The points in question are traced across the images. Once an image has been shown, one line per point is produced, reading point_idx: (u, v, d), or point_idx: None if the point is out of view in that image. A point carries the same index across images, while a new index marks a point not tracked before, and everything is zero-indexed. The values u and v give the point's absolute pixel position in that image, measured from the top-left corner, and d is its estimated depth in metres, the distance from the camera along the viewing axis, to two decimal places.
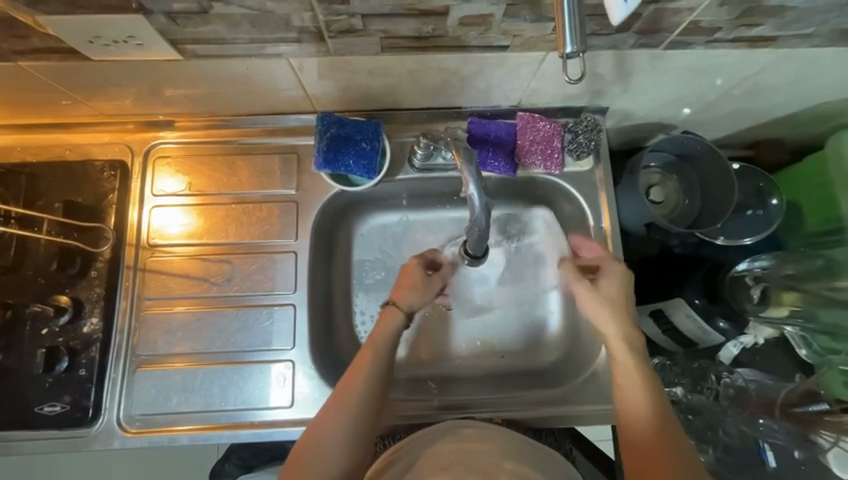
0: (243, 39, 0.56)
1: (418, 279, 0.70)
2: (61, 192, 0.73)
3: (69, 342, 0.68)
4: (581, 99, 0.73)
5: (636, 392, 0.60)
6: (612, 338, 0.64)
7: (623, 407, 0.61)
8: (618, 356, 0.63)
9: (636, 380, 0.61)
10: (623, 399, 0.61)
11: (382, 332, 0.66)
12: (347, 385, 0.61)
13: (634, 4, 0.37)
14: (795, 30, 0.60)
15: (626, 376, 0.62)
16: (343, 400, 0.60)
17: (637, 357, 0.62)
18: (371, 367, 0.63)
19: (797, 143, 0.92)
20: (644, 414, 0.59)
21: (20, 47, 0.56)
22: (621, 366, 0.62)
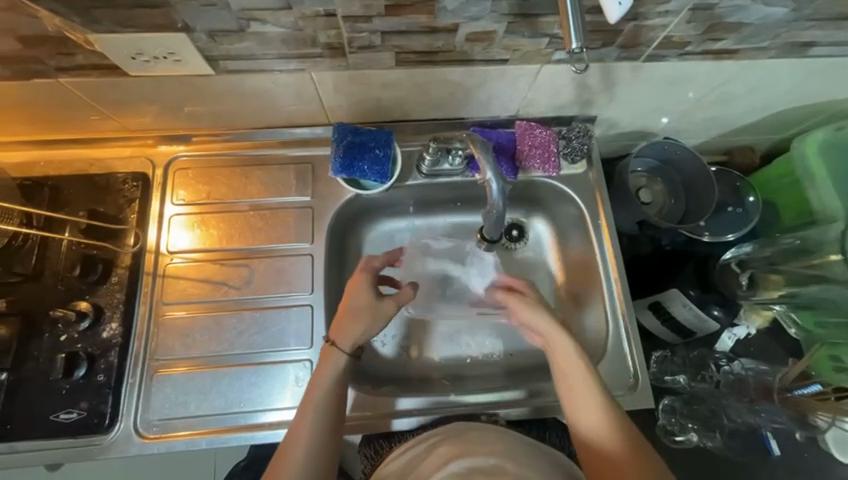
0: (272, 54, 0.63)
1: (366, 303, 0.68)
2: (84, 203, 0.76)
3: (88, 348, 0.69)
4: (573, 109, 0.81)
5: (584, 404, 0.62)
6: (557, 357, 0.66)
7: (580, 424, 0.62)
8: (570, 374, 0.64)
9: (586, 396, 0.62)
10: (578, 415, 0.62)
11: (325, 373, 0.65)
12: (290, 444, 0.60)
13: (627, 5, 0.44)
14: (754, 43, 0.69)
15: (576, 390, 0.63)
16: (285, 462, 0.59)
17: (587, 370, 0.64)
18: (316, 419, 0.61)
19: (766, 148, 1.01)
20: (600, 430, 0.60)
21: (65, 64, 0.62)
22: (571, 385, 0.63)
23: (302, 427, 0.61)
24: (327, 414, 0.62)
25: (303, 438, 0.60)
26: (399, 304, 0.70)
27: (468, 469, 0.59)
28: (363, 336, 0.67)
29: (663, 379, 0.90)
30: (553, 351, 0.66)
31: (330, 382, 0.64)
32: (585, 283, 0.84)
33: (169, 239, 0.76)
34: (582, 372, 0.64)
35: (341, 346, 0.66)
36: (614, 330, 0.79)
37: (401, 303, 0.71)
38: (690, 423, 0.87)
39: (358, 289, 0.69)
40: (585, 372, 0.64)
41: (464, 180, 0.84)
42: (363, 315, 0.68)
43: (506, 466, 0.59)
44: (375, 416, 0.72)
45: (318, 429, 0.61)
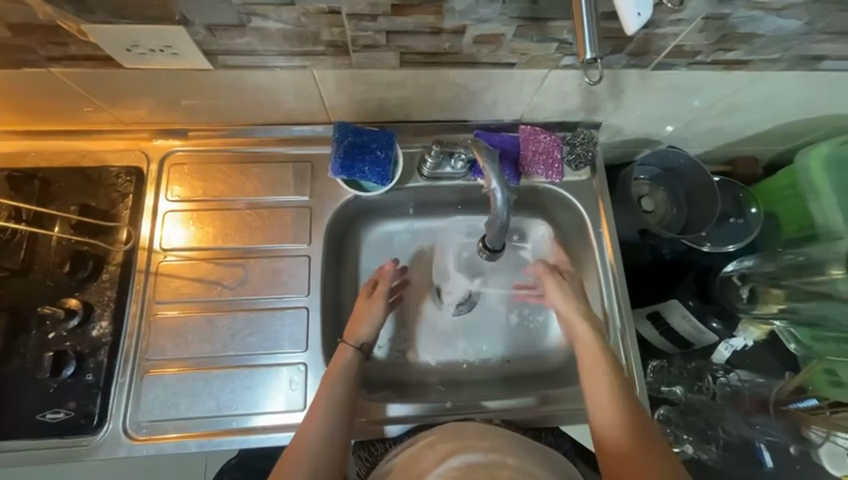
0: (273, 51, 0.61)
1: (363, 307, 0.74)
2: (76, 196, 0.73)
3: (76, 346, 0.67)
4: (578, 115, 0.80)
5: (599, 383, 0.65)
6: (579, 339, 0.70)
7: (593, 402, 0.64)
8: (588, 354, 0.68)
9: (602, 376, 0.65)
10: (592, 394, 0.64)
11: (340, 364, 0.67)
12: (308, 424, 0.61)
13: (646, 18, 0.44)
14: (765, 55, 0.68)
15: (591, 370, 0.66)
16: (302, 444, 0.59)
17: (604, 352, 0.68)
18: (335, 404, 0.63)
19: (770, 159, 1.00)
20: (612, 410, 0.62)
21: (58, 53, 0.59)
22: (590, 367, 0.67)
23: (319, 410, 0.62)
24: (346, 400, 0.64)
25: (320, 418, 0.61)
26: (382, 297, 0.75)
27: (468, 464, 0.57)
28: (365, 333, 0.72)
29: (660, 389, 0.90)
30: (575, 333, 0.71)
31: (348, 369, 0.67)
32: (584, 291, 0.84)
33: (162, 236, 0.75)
34: (601, 353, 0.68)
35: (349, 341, 0.70)
36: (612, 339, 0.78)
37: (382, 293, 0.76)
38: (686, 435, 0.87)
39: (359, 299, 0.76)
40: (600, 353, 0.68)
41: (465, 184, 0.82)
42: (363, 314, 0.73)
43: (506, 461, 0.58)
44: (370, 422, 0.71)
45: (336, 411, 0.62)
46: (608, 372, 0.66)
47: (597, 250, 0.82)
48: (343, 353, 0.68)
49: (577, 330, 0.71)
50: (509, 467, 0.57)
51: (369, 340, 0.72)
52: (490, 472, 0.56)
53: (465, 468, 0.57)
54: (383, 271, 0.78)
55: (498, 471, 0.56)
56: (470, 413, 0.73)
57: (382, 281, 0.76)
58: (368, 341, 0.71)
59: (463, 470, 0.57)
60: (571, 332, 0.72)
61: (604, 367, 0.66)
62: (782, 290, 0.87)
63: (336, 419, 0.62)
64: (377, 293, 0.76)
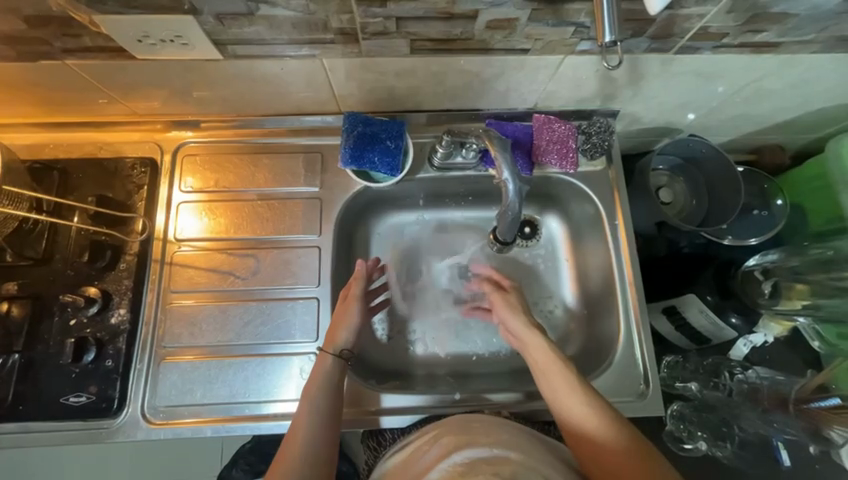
0: (283, 39, 0.60)
1: (339, 311, 0.71)
2: (93, 187, 0.75)
3: (96, 333, 0.70)
4: (594, 102, 0.77)
5: (562, 396, 0.62)
6: (534, 353, 0.66)
7: (564, 416, 0.61)
8: (544, 366, 0.65)
9: (563, 387, 0.62)
10: (559, 408, 0.62)
11: (319, 372, 0.65)
12: (290, 442, 0.59)
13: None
14: (797, 37, 0.64)
15: (552, 381, 0.63)
16: (285, 461, 0.58)
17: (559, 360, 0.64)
18: (312, 417, 0.61)
19: (798, 148, 0.96)
20: (585, 422, 0.59)
21: (71, 45, 0.60)
22: (548, 373, 0.64)
23: (302, 423, 0.61)
24: (325, 411, 0.62)
25: (300, 437, 0.59)
26: (357, 297, 0.71)
27: (472, 459, 0.57)
28: (343, 339, 0.69)
29: (674, 384, 0.89)
30: (531, 346, 0.67)
31: (326, 374, 0.65)
32: (599, 285, 0.82)
33: (176, 225, 0.76)
34: (555, 364, 0.64)
35: (327, 350, 0.67)
36: (625, 335, 0.76)
37: (357, 293, 0.72)
38: (700, 432, 0.85)
39: (339, 302, 0.74)
40: (556, 356, 0.65)
41: (477, 174, 0.81)
42: (340, 321, 0.70)
43: (510, 456, 0.57)
44: (378, 412, 0.72)
45: (315, 426, 0.61)
46: (570, 380, 0.62)
47: (609, 243, 0.80)
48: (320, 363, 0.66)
49: (527, 344, 0.68)
50: (513, 462, 0.56)
51: (349, 345, 0.69)
52: (494, 467, 0.55)
53: (467, 464, 0.56)
54: (358, 268, 0.74)
55: (502, 466, 0.55)
56: (478, 406, 0.73)
57: (358, 279, 0.73)
58: (346, 345, 0.69)
59: (466, 465, 0.56)
60: (524, 348, 0.68)
61: (566, 374, 0.63)
62: (805, 286, 0.85)
63: (309, 435, 0.60)
64: (349, 292, 0.72)
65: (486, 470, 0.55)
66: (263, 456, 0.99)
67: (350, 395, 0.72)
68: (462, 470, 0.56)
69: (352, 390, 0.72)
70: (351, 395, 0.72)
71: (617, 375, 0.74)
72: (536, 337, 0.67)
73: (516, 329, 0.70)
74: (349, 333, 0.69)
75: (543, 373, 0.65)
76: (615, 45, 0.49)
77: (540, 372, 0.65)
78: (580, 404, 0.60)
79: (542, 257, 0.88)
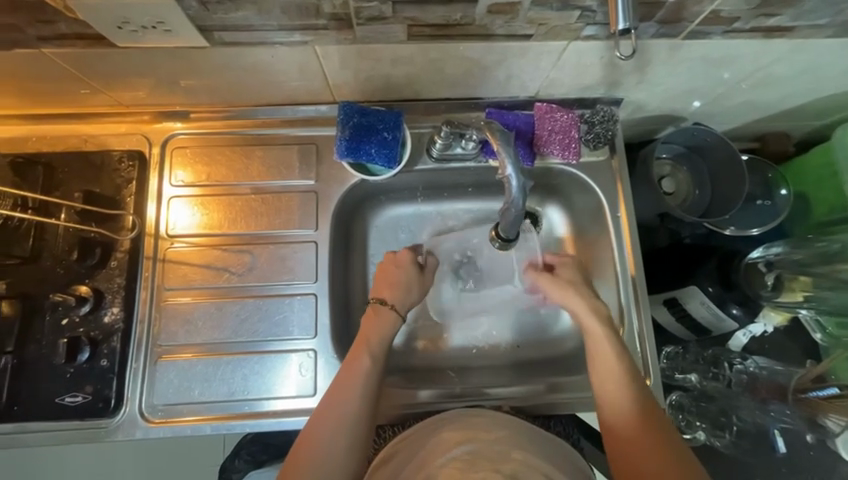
0: (272, 25, 0.57)
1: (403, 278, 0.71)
2: (80, 182, 0.72)
3: (89, 332, 0.68)
4: (598, 90, 0.74)
5: (619, 396, 0.60)
6: (603, 354, 0.63)
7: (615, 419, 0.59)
8: (606, 368, 0.62)
9: (626, 395, 0.60)
10: (609, 405, 0.60)
11: (372, 333, 0.66)
12: (314, 425, 0.59)
13: None
14: (811, 20, 0.62)
15: (615, 389, 0.61)
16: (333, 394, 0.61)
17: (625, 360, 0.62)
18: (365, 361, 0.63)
19: (804, 135, 0.94)
20: (629, 424, 0.58)
21: (47, 33, 0.56)
22: (614, 375, 0.61)
23: (337, 410, 0.60)
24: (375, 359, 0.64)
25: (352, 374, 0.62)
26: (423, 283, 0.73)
27: (472, 454, 0.57)
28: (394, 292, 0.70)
29: (673, 376, 0.90)
30: (597, 350, 0.64)
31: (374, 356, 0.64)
32: (598, 274, 0.81)
33: (169, 220, 0.74)
34: (620, 367, 0.62)
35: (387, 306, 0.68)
36: (627, 323, 0.76)
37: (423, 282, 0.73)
38: (698, 422, 0.87)
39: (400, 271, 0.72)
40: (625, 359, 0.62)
41: (476, 165, 0.79)
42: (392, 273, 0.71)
43: (511, 453, 0.57)
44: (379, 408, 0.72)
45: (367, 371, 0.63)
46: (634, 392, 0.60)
47: (614, 235, 0.79)
48: (381, 320, 0.67)
49: (596, 340, 0.64)
50: (513, 460, 0.56)
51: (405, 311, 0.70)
52: (496, 465, 0.55)
53: (468, 459, 0.56)
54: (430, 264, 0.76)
55: (503, 463, 0.55)
56: (478, 400, 0.73)
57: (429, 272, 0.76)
58: (402, 303, 0.70)
59: (466, 460, 0.56)
60: (594, 348, 0.64)
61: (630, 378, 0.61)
62: (807, 279, 0.83)
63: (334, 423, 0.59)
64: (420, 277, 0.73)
65: (486, 466, 0.54)
66: (265, 446, 0.96)
67: None
68: (462, 466, 0.55)
69: None
70: None
71: None
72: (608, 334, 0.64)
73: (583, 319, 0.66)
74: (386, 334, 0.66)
75: (607, 376, 0.62)
76: (628, 32, 0.50)
77: (603, 375, 0.62)
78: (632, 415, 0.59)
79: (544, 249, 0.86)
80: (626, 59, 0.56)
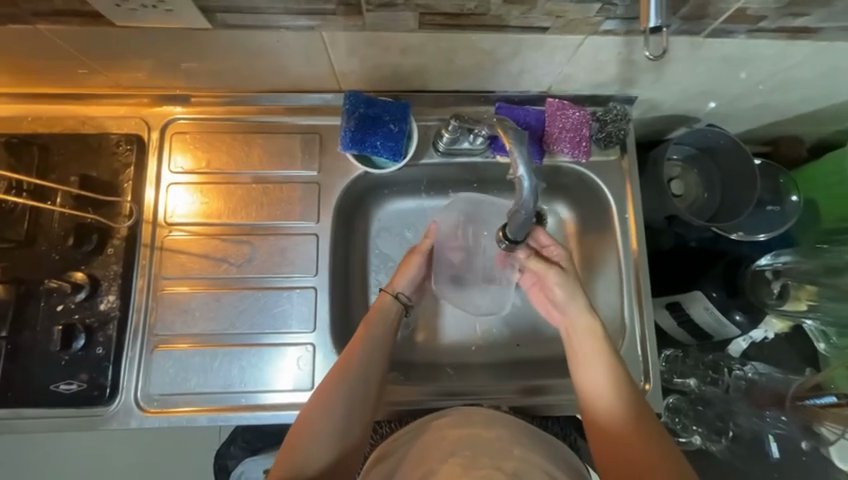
0: (278, 8, 0.54)
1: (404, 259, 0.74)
2: (75, 165, 0.70)
3: (85, 319, 0.67)
4: (611, 87, 0.72)
5: (593, 373, 0.64)
6: (574, 334, 0.67)
7: (587, 398, 0.64)
8: (580, 348, 0.66)
9: (599, 367, 0.64)
10: (584, 382, 0.65)
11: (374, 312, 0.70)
12: (305, 418, 0.61)
13: None
14: (838, 22, 0.60)
15: (588, 363, 0.65)
16: (337, 373, 0.64)
17: (599, 345, 0.65)
18: (369, 346, 0.66)
19: (818, 140, 0.92)
20: (610, 410, 0.62)
21: (42, 8, 0.54)
22: (582, 351, 0.66)
23: (336, 389, 0.62)
24: (379, 344, 0.67)
25: (355, 356, 0.65)
26: (422, 250, 0.74)
27: (473, 453, 0.57)
28: (402, 282, 0.73)
29: (672, 380, 0.89)
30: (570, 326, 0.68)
31: (374, 347, 0.67)
32: (602, 277, 0.80)
33: (167, 205, 0.72)
34: (594, 345, 0.65)
35: (389, 290, 0.72)
36: (630, 326, 0.75)
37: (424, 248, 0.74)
38: (695, 426, 0.87)
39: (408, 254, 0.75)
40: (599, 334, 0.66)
41: (484, 161, 0.77)
42: (404, 266, 0.73)
43: (512, 452, 0.58)
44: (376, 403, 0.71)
45: (371, 350, 0.66)
46: (609, 364, 0.64)
47: (621, 236, 0.77)
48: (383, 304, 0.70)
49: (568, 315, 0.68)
50: (514, 458, 0.57)
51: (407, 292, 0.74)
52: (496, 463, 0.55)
53: (469, 456, 0.56)
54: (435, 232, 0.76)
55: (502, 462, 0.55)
56: (476, 399, 0.73)
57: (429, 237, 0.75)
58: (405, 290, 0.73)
59: (467, 457, 0.56)
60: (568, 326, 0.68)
61: (603, 361, 0.64)
62: (813, 288, 0.84)
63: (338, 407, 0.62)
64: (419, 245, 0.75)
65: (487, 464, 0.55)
66: (261, 435, 0.96)
67: None
68: (462, 463, 0.55)
69: None
70: None
71: None
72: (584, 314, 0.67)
73: (568, 312, 0.68)
74: (389, 327, 0.69)
75: (576, 350, 0.66)
76: (659, 28, 0.48)
77: (574, 349, 0.67)
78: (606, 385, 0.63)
79: None
80: (656, 60, 0.54)
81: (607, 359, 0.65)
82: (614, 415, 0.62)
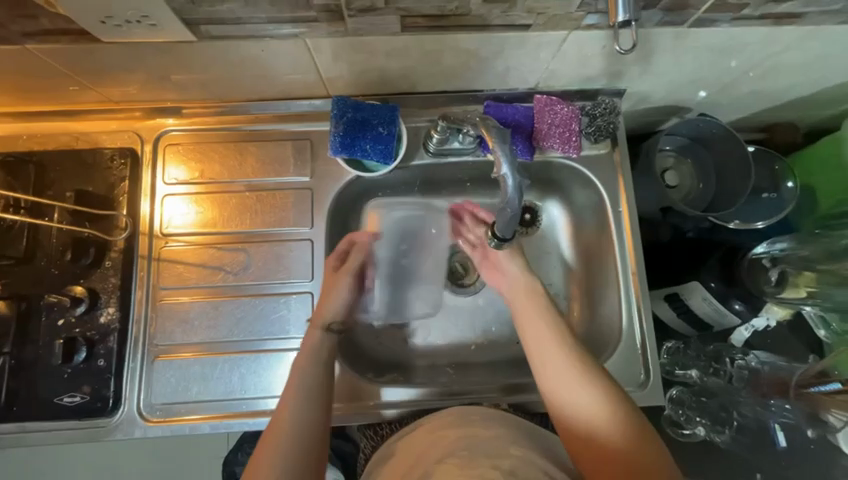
0: (261, 18, 0.55)
1: (330, 279, 0.70)
2: (71, 181, 0.71)
3: (86, 332, 0.68)
4: (599, 81, 0.72)
5: (554, 373, 0.60)
6: (530, 334, 0.64)
7: (553, 401, 0.60)
8: (538, 340, 0.63)
9: (559, 364, 0.60)
10: (548, 384, 0.60)
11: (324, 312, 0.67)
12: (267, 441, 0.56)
13: None
14: (823, 6, 0.59)
15: (549, 362, 0.61)
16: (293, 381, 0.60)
17: (557, 341, 0.62)
18: (317, 349, 0.64)
19: (812, 125, 0.91)
20: (580, 412, 0.57)
21: (29, 28, 0.55)
22: (540, 351, 0.62)
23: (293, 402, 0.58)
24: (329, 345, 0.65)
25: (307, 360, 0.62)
26: (350, 270, 0.70)
27: (470, 453, 0.56)
28: (331, 310, 0.67)
29: (674, 372, 0.89)
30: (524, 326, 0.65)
31: (326, 351, 0.64)
32: (598, 274, 0.80)
33: (162, 216, 0.73)
34: (551, 344, 0.62)
35: (317, 325, 0.66)
36: (628, 322, 0.75)
37: (352, 267, 0.71)
38: (699, 417, 0.87)
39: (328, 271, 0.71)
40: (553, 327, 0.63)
41: (475, 160, 0.77)
42: (329, 286, 0.69)
43: (509, 449, 0.57)
44: (376, 406, 0.71)
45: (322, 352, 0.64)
46: (570, 359, 0.60)
47: (616, 230, 0.77)
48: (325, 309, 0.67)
49: (522, 314, 0.66)
50: (511, 456, 0.56)
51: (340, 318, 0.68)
52: (494, 460, 0.54)
53: (466, 456, 0.55)
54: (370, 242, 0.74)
55: (500, 460, 0.55)
56: (476, 398, 0.73)
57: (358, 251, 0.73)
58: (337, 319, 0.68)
59: (463, 457, 0.55)
60: (523, 326, 0.65)
61: (565, 353, 0.60)
62: (813, 275, 0.83)
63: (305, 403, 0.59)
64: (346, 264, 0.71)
65: (484, 463, 0.54)
66: None
67: (345, 390, 0.71)
68: (459, 463, 0.54)
69: (352, 385, 0.72)
70: (349, 391, 0.71)
71: (616, 365, 0.74)
72: (537, 308, 0.65)
73: (512, 284, 0.68)
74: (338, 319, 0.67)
75: (533, 352, 0.63)
76: (630, 23, 0.49)
77: (532, 351, 0.63)
78: (572, 385, 0.58)
79: (542, 244, 0.84)
80: (626, 53, 0.54)
81: (567, 356, 0.60)
82: (586, 415, 0.57)
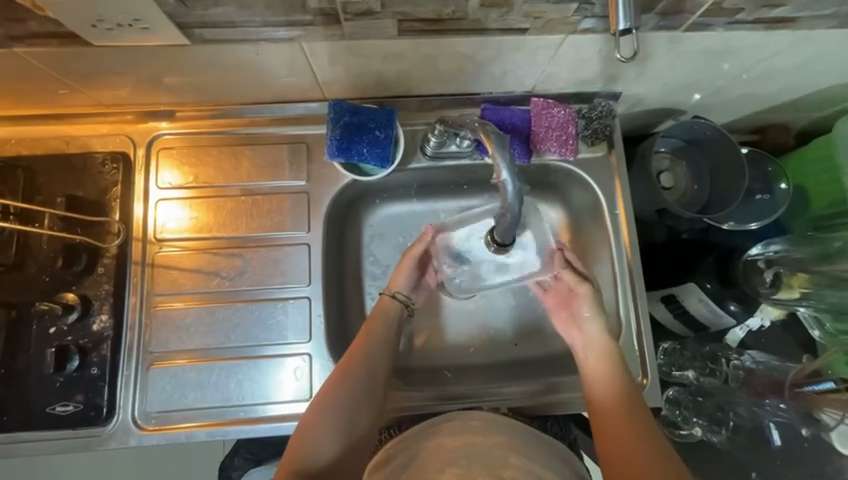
0: (256, 21, 0.55)
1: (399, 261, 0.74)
2: (61, 186, 0.70)
3: (79, 340, 0.67)
4: (595, 84, 0.72)
5: (610, 393, 0.65)
6: (591, 358, 0.68)
7: (600, 420, 0.64)
8: (591, 346, 0.69)
9: (611, 388, 0.65)
10: (599, 404, 0.65)
11: (379, 313, 0.71)
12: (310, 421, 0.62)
13: None
14: (815, 11, 0.60)
15: (603, 385, 0.66)
16: (347, 366, 0.66)
17: (612, 367, 0.66)
18: (376, 342, 0.69)
19: (805, 127, 0.92)
20: (627, 437, 0.60)
21: (17, 31, 0.54)
22: (599, 376, 0.66)
23: (343, 382, 0.64)
24: (386, 340, 0.70)
25: (366, 349, 0.67)
26: (413, 254, 0.72)
27: None
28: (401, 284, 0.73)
29: (670, 373, 0.89)
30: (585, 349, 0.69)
31: (381, 342, 0.69)
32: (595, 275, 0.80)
33: (156, 220, 0.72)
34: (610, 367, 0.66)
35: (390, 290, 0.73)
36: (625, 326, 0.75)
37: (415, 251, 0.72)
38: (696, 418, 0.87)
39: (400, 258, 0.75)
40: (611, 357, 0.67)
41: (472, 163, 0.77)
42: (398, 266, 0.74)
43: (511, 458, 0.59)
44: None
45: (375, 343, 0.68)
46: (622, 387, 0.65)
47: (612, 232, 0.78)
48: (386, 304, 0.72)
49: (579, 336, 0.70)
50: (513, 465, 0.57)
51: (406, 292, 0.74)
52: None
53: None
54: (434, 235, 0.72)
55: None
56: (475, 402, 0.73)
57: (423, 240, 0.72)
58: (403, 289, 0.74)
59: None
60: (584, 351, 0.69)
61: (617, 381, 0.65)
62: (806, 276, 0.84)
63: (354, 388, 0.64)
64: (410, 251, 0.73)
65: None
66: (264, 445, 0.95)
67: None
68: None
69: None
70: None
71: None
72: (604, 342, 0.68)
73: (585, 330, 0.69)
74: (390, 326, 0.71)
75: (592, 371, 0.67)
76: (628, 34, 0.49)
77: (589, 370, 0.67)
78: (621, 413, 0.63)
79: None
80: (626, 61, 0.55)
81: (619, 384, 0.65)
82: (635, 448, 0.59)
